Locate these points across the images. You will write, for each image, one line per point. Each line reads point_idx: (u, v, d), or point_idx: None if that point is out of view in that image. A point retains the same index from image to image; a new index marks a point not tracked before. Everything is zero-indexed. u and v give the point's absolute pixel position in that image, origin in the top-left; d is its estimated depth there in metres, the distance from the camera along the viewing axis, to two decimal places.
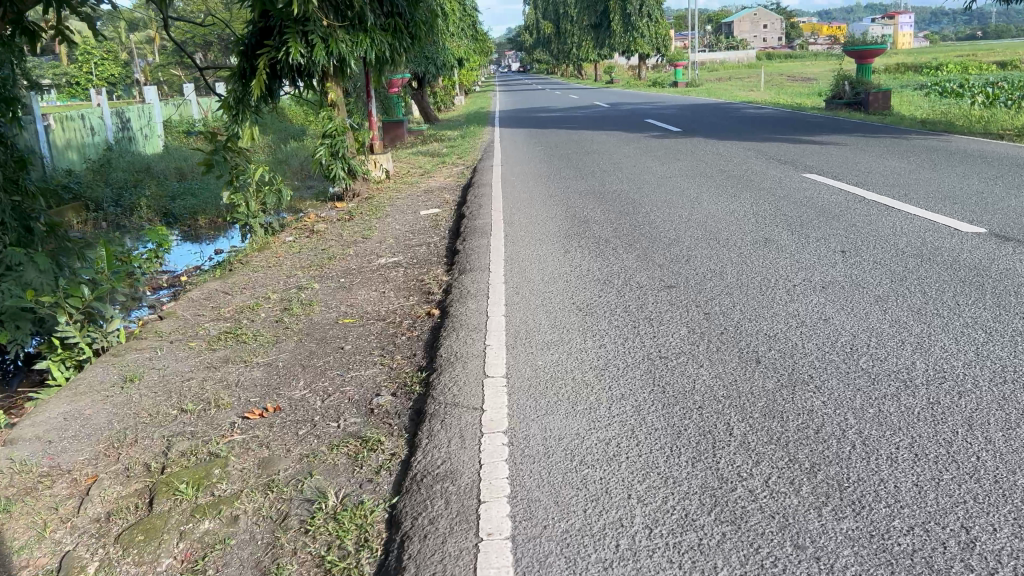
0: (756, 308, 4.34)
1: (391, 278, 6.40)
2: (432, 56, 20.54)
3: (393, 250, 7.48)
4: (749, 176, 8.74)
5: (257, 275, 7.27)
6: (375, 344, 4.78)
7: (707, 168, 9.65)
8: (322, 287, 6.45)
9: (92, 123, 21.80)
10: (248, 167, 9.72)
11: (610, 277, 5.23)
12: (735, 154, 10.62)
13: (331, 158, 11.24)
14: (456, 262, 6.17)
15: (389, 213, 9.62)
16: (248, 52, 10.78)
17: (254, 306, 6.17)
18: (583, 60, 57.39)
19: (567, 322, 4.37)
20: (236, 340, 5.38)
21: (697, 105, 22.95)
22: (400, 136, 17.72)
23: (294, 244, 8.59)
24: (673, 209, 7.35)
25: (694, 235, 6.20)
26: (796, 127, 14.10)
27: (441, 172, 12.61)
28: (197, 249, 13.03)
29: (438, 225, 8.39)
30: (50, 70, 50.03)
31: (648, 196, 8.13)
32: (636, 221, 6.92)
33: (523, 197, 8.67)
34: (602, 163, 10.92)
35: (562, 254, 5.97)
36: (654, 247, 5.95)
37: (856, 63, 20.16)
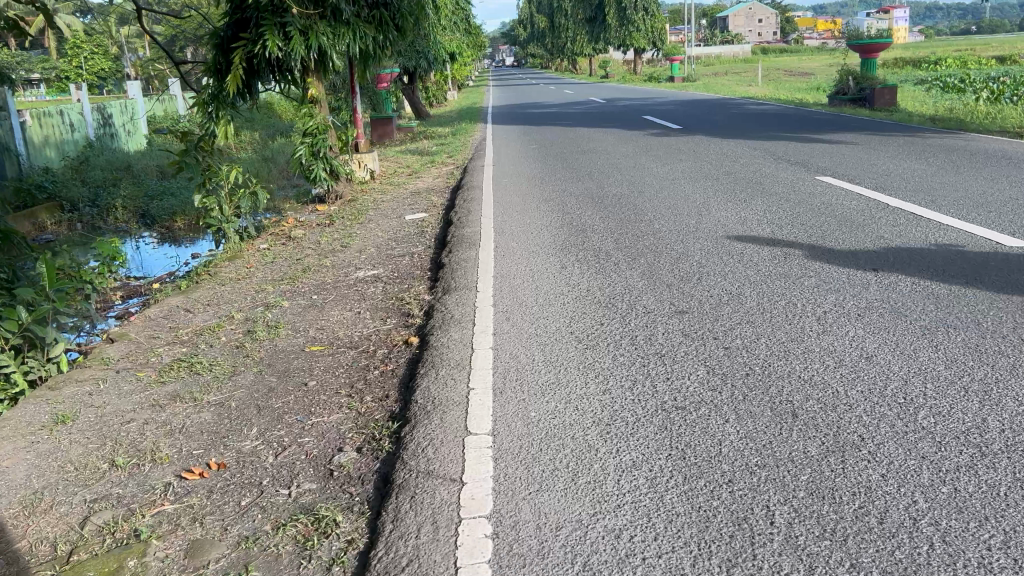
0: (784, 343, 3.74)
1: (368, 296, 5.78)
2: (423, 50, 19.87)
3: (373, 262, 6.86)
4: (759, 179, 8.13)
5: (224, 290, 6.64)
6: (344, 381, 4.16)
7: (712, 169, 9.04)
8: (292, 305, 5.83)
9: (72, 119, 21.09)
10: (221, 169, 9.08)
11: (613, 300, 4.62)
12: (741, 154, 10.02)
13: (312, 158, 10.56)
14: (440, 279, 5.55)
15: (373, 218, 8.99)
16: (224, 45, 10.19)
17: (215, 328, 5.54)
18: (579, 54, 56.74)
19: (565, 359, 3.75)
20: (188, 370, 4.76)
21: (696, 100, 22.34)
22: (388, 134, 17.09)
23: (268, 253, 7.96)
24: (679, 217, 6.75)
25: (704, 249, 5.60)
26: (802, 125, 13.50)
27: (429, 172, 11.98)
28: (176, 254, 12.53)
29: (424, 232, 7.77)
30: (39, 65, 49.29)
31: (650, 202, 7.53)
32: (639, 231, 6.32)
33: (516, 202, 8.06)
34: (601, 163, 10.30)
35: (559, 270, 5.36)
36: (660, 262, 5.35)
37: (861, 57, 19.57)
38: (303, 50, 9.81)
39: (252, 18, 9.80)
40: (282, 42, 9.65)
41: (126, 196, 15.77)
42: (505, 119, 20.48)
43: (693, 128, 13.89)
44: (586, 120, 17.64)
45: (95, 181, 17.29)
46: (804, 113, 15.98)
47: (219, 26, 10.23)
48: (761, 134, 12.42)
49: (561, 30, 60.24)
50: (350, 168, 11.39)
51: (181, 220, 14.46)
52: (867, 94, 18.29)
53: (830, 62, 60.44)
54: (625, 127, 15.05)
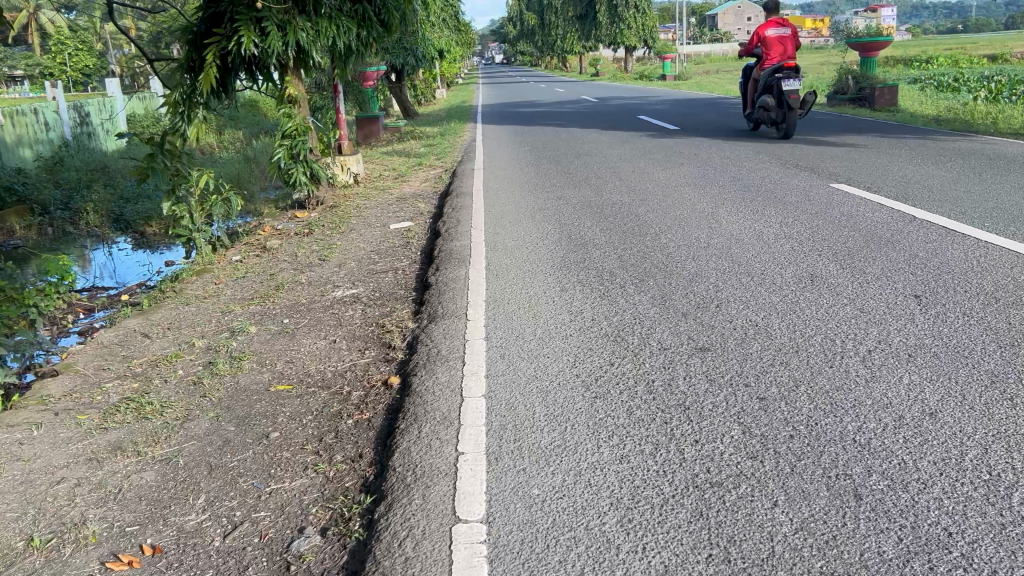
0: (829, 394, 3.18)
1: (345, 320, 5.18)
2: (411, 47, 19.21)
3: (353, 278, 6.27)
4: (769, 187, 7.57)
5: (188, 311, 6.03)
6: (311, 433, 3.56)
7: (717, 175, 8.49)
8: (260, 331, 5.23)
9: (47, 118, 20.39)
10: (192, 174, 8.46)
11: (621, 333, 4.03)
12: (746, 159, 9.47)
13: (292, 161, 9.92)
14: (426, 303, 4.95)
15: (355, 227, 8.39)
16: (197, 41, 9.57)
17: (173, 359, 4.94)
18: (569, 52, 56.20)
19: (571, 411, 3.18)
20: (136, 412, 4.14)
21: (691, 99, 21.78)
22: (374, 133, 16.43)
23: (239, 266, 7.35)
24: (687, 229, 6.18)
25: (720, 268, 5.05)
26: (806, 126, 12.95)
27: (416, 175, 11.38)
28: (149, 262, 11.94)
29: (409, 244, 7.18)
30: (23, 61, 48.47)
31: (654, 212, 6.96)
32: (644, 246, 5.75)
33: (510, 212, 7.48)
34: (598, 168, 9.73)
35: (558, 294, 4.78)
36: (671, 285, 4.77)
37: (860, 55, 19.04)
38: (281, 46, 9.21)
39: (227, 13, 9.23)
40: (258, 37, 9.05)
41: (100, 200, 15.09)
42: (496, 118, 19.87)
43: (691, 129, 13.32)
44: (579, 120, 17.04)
45: (69, 183, 16.59)
46: (804, 114, 15.45)
47: (193, 21, 9.60)
48: (763, 135, 11.87)
49: (552, 27, 59.66)
50: (332, 172, 10.76)
51: (156, 224, 13.78)
52: (868, 93, 17.78)
53: (822, 61, 60.18)
54: (621, 127, 14.48)
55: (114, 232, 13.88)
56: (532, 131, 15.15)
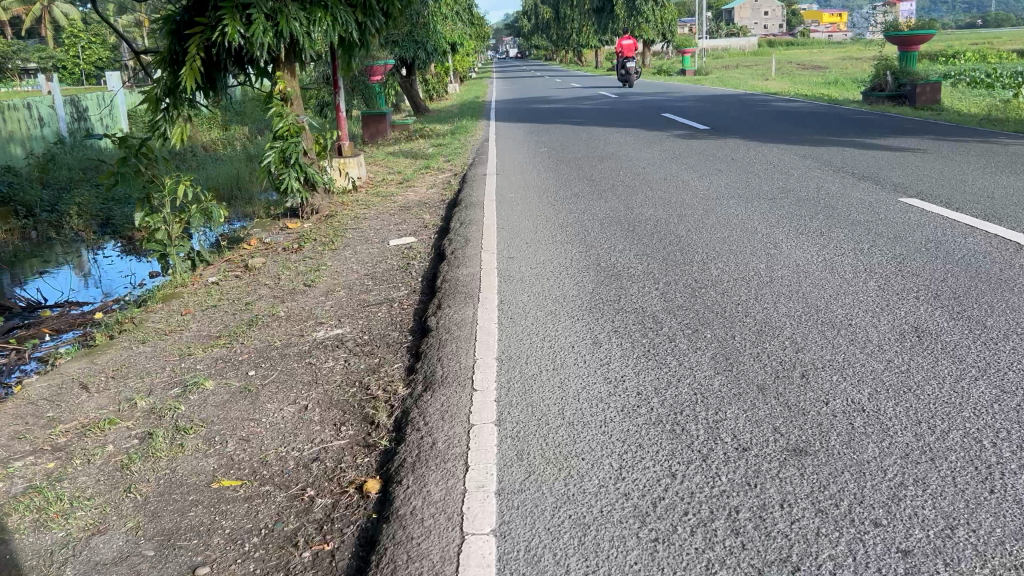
0: (1008, 551, 2.14)
1: (324, 375, 4.16)
2: (421, 40, 18.10)
3: (341, 312, 5.25)
4: (828, 202, 6.52)
5: (142, 353, 5.02)
6: (252, 572, 2.54)
7: (763, 185, 7.44)
8: (218, 388, 4.22)
9: (41, 112, 19.47)
10: (166, 181, 7.44)
11: (683, 419, 3.00)
12: (792, 166, 8.41)
13: (284, 165, 8.88)
14: (424, 358, 3.92)
15: (350, 243, 7.37)
16: (179, 31, 8.55)
17: (106, 427, 3.92)
18: (586, 46, 55.00)
19: (622, 571, 2.16)
20: (34, 512, 3.14)
21: (718, 95, 20.67)
22: (381, 132, 15.41)
23: (213, 291, 6.36)
24: (740, 256, 5.13)
25: (795, 314, 4.01)
26: (850, 126, 11.86)
27: (423, 179, 10.37)
28: (133, 272, 10.96)
29: (409, 267, 6.16)
30: (36, 54, 47.86)
31: (696, 231, 5.91)
32: (692, 280, 4.71)
33: (526, 228, 6.45)
34: (625, 174, 8.67)
35: (590, 349, 3.75)
36: (735, 340, 3.73)
37: (899, 50, 17.76)
38: (270, 37, 8.17)
39: (211, 0, 8.21)
40: (245, 27, 8.04)
41: (88, 202, 14.12)
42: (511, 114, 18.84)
43: (723, 129, 12.23)
44: (599, 117, 15.95)
45: (59, 182, 15.64)
46: (842, 112, 14.30)
47: (175, 9, 8.60)
48: (804, 137, 10.78)
49: (568, 21, 58.49)
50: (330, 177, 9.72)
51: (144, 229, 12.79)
52: (908, 91, 16.58)
53: (844, 55, 58.84)
54: (646, 126, 13.42)
55: (101, 239, 12.93)
56: (548, 130, 14.09)
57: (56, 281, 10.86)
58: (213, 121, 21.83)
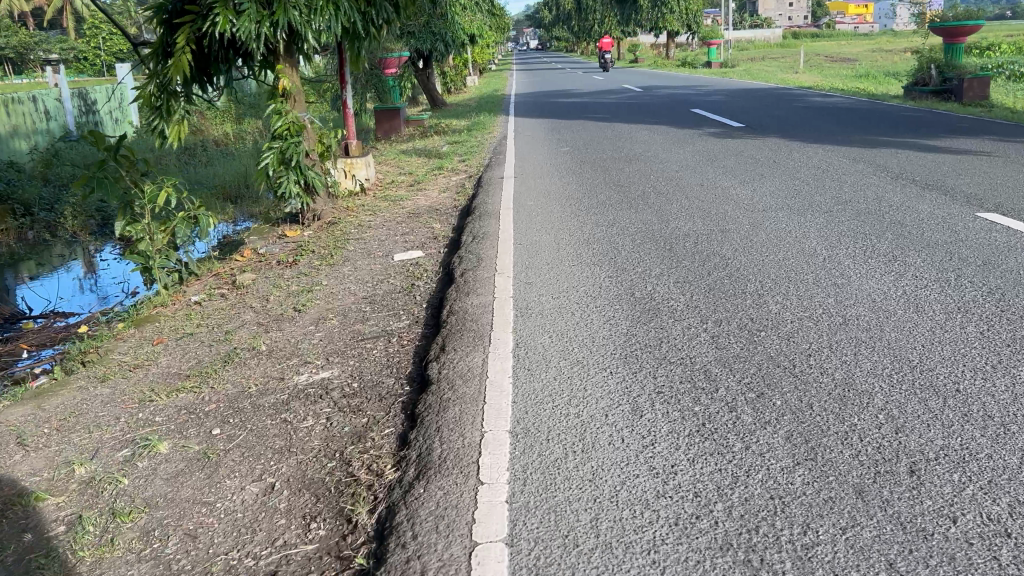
0: None
1: (299, 440, 3.40)
2: (439, 31, 17.30)
3: (332, 348, 4.50)
4: (895, 217, 5.69)
5: (100, 397, 4.28)
6: None
7: (814, 196, 6.62)
8: (172, 452, 3.47)
9: (47, 106, 18.80)
10: (148, 187, 6.70)
11: (762, 544, 2.22)
12: (843, 172, 7.58)
13: (283, 168, 8.11)
14: (421, 425, 3.16)
15: (351, 257, 6.62)
16: (171, 22, 7.85)
17: (29, 506, 3.17)
18: (609, 37, 53.81)
19: None
20: None
21: (748, 89, 19.76)
22: (395, 129, 14.67)
23: (193, 315, 5.62)
24: (802, 289, 4.34)
25: (883, 373, 3.22)
26: (897, 125, 10.97)
27: (435, 181, 9.61)
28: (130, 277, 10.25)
29: (414, 290, 5.40)
30: (56, 46, 47.41)
31: (745, 251, 5.11)
32: (748, 320, 3.91)
33: (547, 244, 5.68)
34: (656, 180, 7.87)
35: (629, 421, 2.97)
36: (815, 414, 2.94)
37: (944, 42, 16.77)
38: (264, 28, 7.48)
39: None
40: (236, 17, 7.36)
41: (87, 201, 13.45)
42: (531, 110, 18.04)
43: (759, 128, 11.38)
44: (623, 113, 15.11)
45: (61, 180, 14.99)
46: (885, 109, 13.37)
47: None
48: (850, 137, 9.93)
49: (590, 12, 57.30)
50: (334, 179, 8.93)
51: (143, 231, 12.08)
52: (954, 86, 15.61)
53: (873, 47, 57.36)
54: (676, 123, 12.57)
55: (99, 242, 12.27)
56: (570, 127, 13.26)
57: (45, 288, 10.15)
58: (224, 115, 21.14)
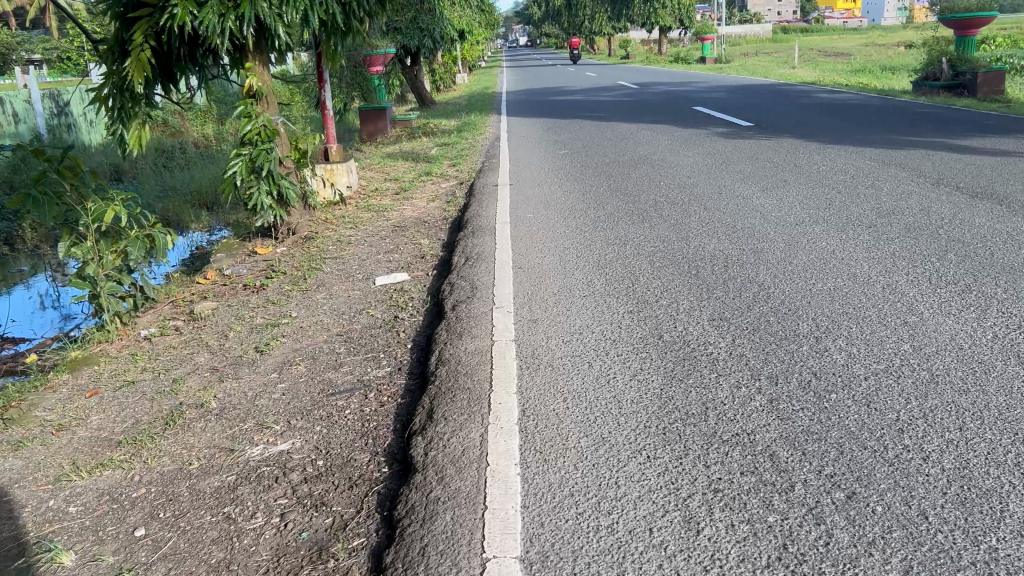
0: None
1: (243, 551, 2.61)
2: (427, 26, 16.56)
3: (295, 406, 3.71)
4: (952, 233, 4.94)
5: (9, 473, 3.47)
6: None
7: (850, 206, 5.86)
8: (80, 568, 2.68)
9: (16, 108, 17.88)
10: (94, 204, 5.87)
11: None
12: (875, 179, 6.82)
13: (252, 177, 7.25)
14: (399, 542, 2.36)
15: (326, 280, 5.83)
16: (127, 16, 7.02)
17: None
18: (600, 32, 52.95)
19: None
20: None
21: (750, 84, 19.01)
22: (381, 130, 13.92)
23: (140, 355, 4.82)
24: (866, 330, 3.57)
25: (1008, 460, 2.45)
26: (918, 122, 10.24)
27: (423, 189, 8.82)
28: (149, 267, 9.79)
29: (397, 326, 4.61)
30: (38, 45, 46.34)
31: (786, 278, 4.36)
32: (809, 376, 3.16)
33: (552, 269, 4.90)
34: (667, 187, 7.10)
35: (682, 543, 2.19)
36: (935, 531, 2.17)
37: (955, 34, 16.07)
38: (230, 22, 6.65)
39: None
40: (197, 10, 6.54)
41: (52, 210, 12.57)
42: (524, 108, 17.28)
43: (770, 127, 10.62)
44: (620, 111, 14.34)
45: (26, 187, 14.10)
46: (900, 105, 12.63)
47: None
48: (871, 136, 9.18)
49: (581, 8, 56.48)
50: (311, 188, 8.07)
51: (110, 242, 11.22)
52: (967, 80, 14.89)
53: (866, 41, 56.74)
54: (680, 121, 11.82)
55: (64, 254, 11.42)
56: (566, 127, 12.46)
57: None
58: (204, 115, 20.25)
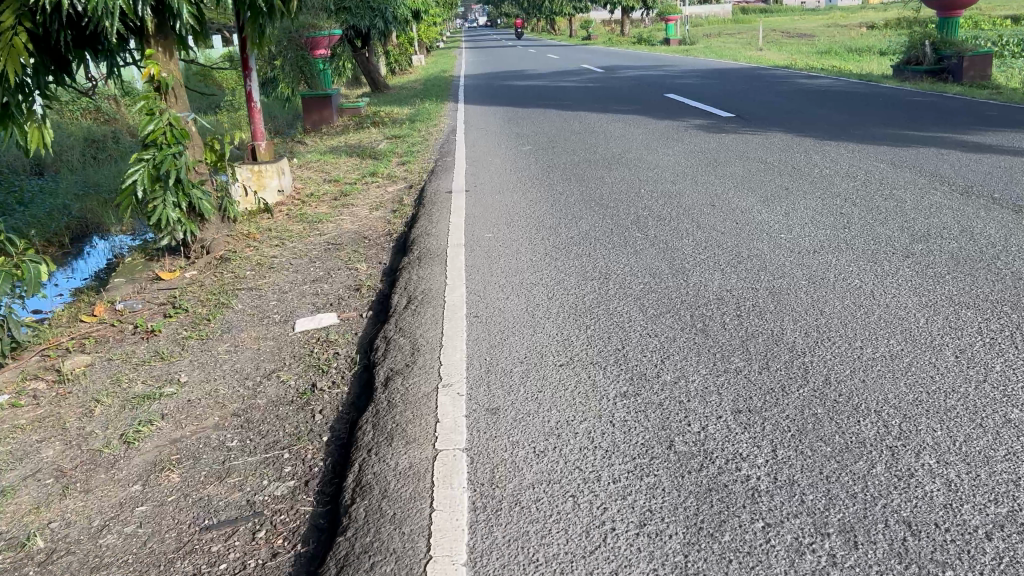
0: None
1: None
2: (377, 6, 15.30)
3: (152, 555, 2.58)
4: (1015, 268, 3.95)
5: None
6: None
7: (874, 225, 4.86)
8: None
9: None
10: None
11: None
12: (890, 185, 5.84)
13: (157, 187, 6.01)
14: None
15: (236, 322, 4.69)
16: None
17: None
18: (561, 12, 51.63)
19: None
20: None
21: (721, 68, 18.00)
22: (326, 120, 12.71)
23: None
24: (957, 433, 2.56)
25: None
26: (916, 114, 9.29)
27: (366, 194, 7.67)
28: (55, 283, 8.53)
29: (312, 404, 3.50)
30: None
31: (821, 338, 3.34)
32: (901, 532, 2.12)
33: (515, 319, 3.81)
34: (650, 197, 6.05)
35: None
36: None
37: (937, 14, 15.22)
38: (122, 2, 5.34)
39: None
40: None
41: None
42: (483, 94, 16.10)
43: (753, 118, 9.61)
44: (586, 99, 13.23)
45: None
46: (887, 92, 11.71)
47: None
48: (869, 131, 8.21)
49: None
50: (232, 197, 6.85)
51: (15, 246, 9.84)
52: (952, 64, 14.03)
53: (826, 23, 56.25)
54: (654, 112, 10.78)
55: None
56: (529, 118, 11.34)
57: None
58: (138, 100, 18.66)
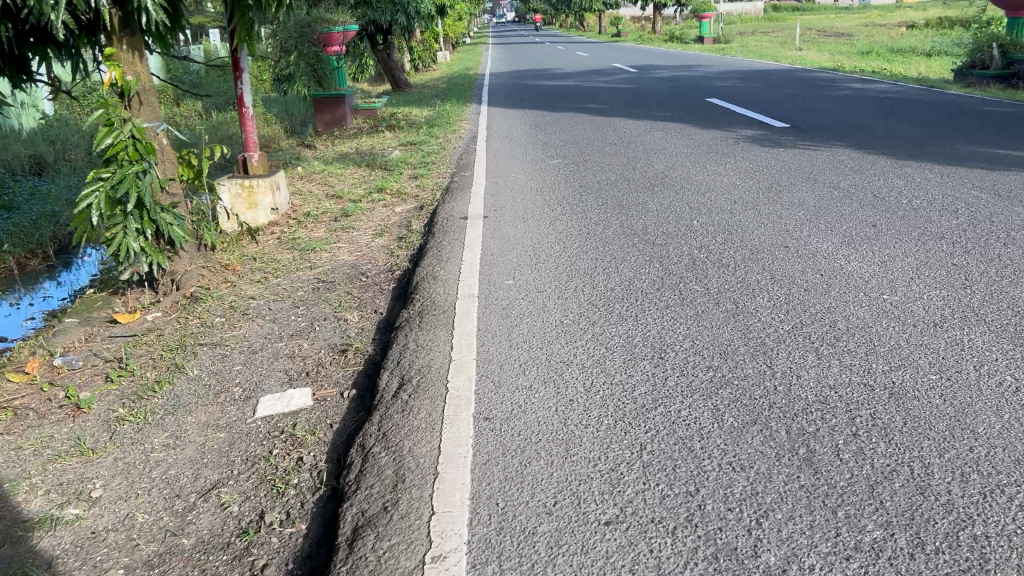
0: None
1: None
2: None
3: None
4: None
5: None
6: None
7: (1005, 285, 3.80)
8: None
9: None
10: None
11: None
12: (1005, 225, 4.76)
13: (117, 212, 5.01)
14: None
15: (187, 396, 3.68)
16: None
17: None
18: (590, 8, 50.39)
19: None
20: None
21: (764, 70, 16.87)
22: (339, 121, 11.76)
23: None
24: None
25: None
26: (1002, 127, 8.16)
27: (371, 215, 6.67)
28: (29, 303, 7.55)
29: (255, 555, 2.47)
30: None
31: (987, 488, 2.29)
32: None
33: (544, 428, 2.78)
34: (707, 232, 5.01)
35: None
36: None
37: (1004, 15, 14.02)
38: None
39: None
40: None
41: None
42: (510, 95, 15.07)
43: (813, 130, 8.51)
44: (621, 102, 12.14)
45: None
46: (958, 101, 10.55)
47: None
48: (954, 148, 7.09)
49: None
50: (212, 221, 5.85)
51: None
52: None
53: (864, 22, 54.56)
54: (700, 120, 9.70)
55: None
56: (559, 124, 10.30)
57: None
58: None
